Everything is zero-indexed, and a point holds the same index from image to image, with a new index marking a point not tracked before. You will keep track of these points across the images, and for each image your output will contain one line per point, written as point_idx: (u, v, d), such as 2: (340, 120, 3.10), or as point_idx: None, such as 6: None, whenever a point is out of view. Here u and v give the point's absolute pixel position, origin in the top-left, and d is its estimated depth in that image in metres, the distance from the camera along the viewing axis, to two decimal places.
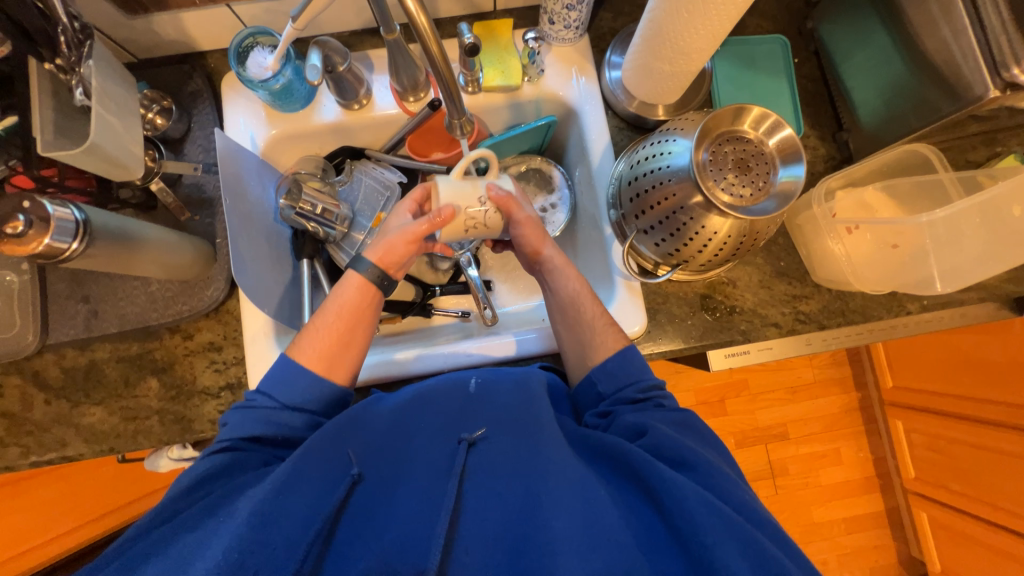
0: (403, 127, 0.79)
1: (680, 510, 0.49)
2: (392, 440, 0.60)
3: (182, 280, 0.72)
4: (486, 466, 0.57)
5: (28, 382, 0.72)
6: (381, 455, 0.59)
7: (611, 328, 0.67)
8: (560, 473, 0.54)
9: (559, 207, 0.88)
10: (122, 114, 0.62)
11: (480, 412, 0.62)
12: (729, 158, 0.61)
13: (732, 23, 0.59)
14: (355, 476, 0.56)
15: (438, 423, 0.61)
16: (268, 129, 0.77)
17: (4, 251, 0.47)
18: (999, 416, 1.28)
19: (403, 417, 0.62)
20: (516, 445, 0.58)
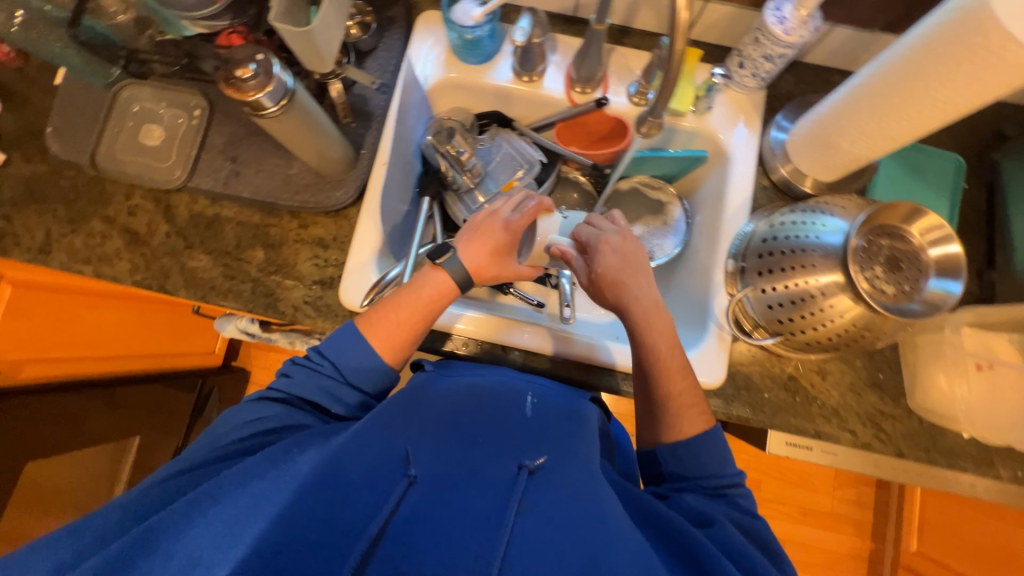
0: (559, 113, 0.82)
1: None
2: (447, 443, 0.59)
3: (321, 175, 0.77)
4: (540, 499, 0.54)
5: (159, 212, 0.78)
6: (436, 453, 0.57)
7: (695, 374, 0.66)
8: (627, 535, 0.50)
9: (672, 237, 0.87)
10: (339, 12, 0.67)
11: (540, 445, 0.61)
12: (882, 253, 0.60)
13: (937, 123, 0.58)
14: (411, 475, 0.54)
15: (493, 439, 0.61)
16: (443, 71, 0.82)
17: (226, 91, 0.53)
18: None
19: (460, 423, 0.62)
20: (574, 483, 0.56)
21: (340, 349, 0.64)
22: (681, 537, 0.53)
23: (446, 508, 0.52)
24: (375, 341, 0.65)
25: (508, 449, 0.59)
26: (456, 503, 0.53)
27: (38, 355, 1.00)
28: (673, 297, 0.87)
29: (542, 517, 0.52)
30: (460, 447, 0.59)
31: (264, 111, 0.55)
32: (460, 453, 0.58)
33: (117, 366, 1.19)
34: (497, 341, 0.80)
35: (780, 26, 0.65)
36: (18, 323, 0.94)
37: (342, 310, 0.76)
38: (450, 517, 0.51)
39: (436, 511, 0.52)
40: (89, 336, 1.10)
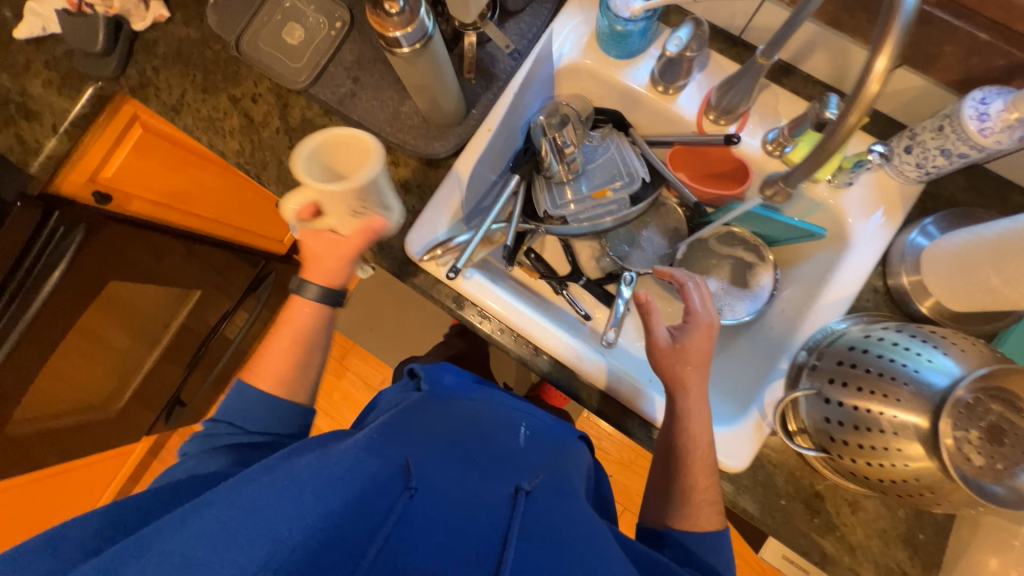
0: (682, 136, 0.76)
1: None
2: (446, 454, 0.60)
3: (428, 122, 0.77)
4: (535, 522, 0.56)
5: (276, 108, 0.82)
6: (436, 463, 0.59)
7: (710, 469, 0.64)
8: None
9: (749, 302, 0.80)
10: None
11: (530, 476, 0.62)
12: (988, 417, 0.51)
13: None
14: (412, 484, 0.54)
15: (486, 456, 0.63)
16: (580, 54, 0.77)
17: (370, 20, 0.54)
18: None
19: (450, 441, 0.63)
20: (564, 507, 0.59)
21: (239, 413, 0.66)
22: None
23: (448, 519, 0.53)
24: (262, 386, 0.68)
25: (495, 469, 0.61)
26: (457, 521, 0.53)
27: (145, 193, 1.12)
28: (723, 364, 0.81)
29: (546, 546, 0.53)
30: (456, 463, 0.60)
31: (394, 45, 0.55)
32: (459, 465, 0.60)
33: (202, 224, 1.31)
34: (531, 340, 0.75)
35: (977, 123, 0.55)
36: (139, 162, 1.05)
37: (400, 256, 0.77)
38: (455, 530, 0.52)
39: (442, 516, 0.53)
40: (189, 191, 1.22)
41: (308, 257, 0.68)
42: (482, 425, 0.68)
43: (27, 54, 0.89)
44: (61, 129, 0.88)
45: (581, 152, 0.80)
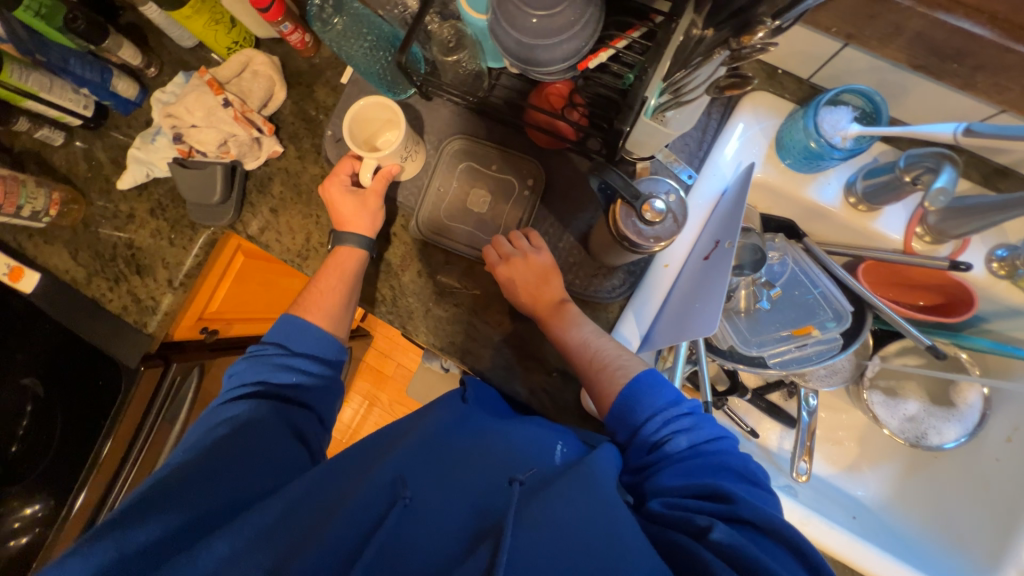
0: (887, 255, 0.67)
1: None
2: (466, 474, 0.52)
3: (595, 260, 0.70)
4: (536, 510, 0.45)
5: (415, 248, 0.75)
6: (428, 474, 0.52)
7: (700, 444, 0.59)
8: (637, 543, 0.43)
9: (958, 425, 0.73)
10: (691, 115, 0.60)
11: (533, 460, 0.54)
12: None
13: None
14: (393, 493, 0.49)
15: (501, 462, 0.53)
16: (761, 168, 0.69)
17: (618, 216, 0.54)
18: None
19: (474, 460, 0.54)
20: (571, 488, 0.47)
21: (291, 332, 0.67)
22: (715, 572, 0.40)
23: (439, 547, 0.45)
24: (307, 315, 0.68)
25: (500, 467, 0.52)
26: (426, 516, 0.48)
27: (244, 315, 1.05)
28: (932, 493, 0.74)
29: (536, 534, 0.43)
30: (471, 471, 0.52)
31: (646, 253, 0.56)
32: (467, 478, 0.52)
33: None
34: None
35: None
36: (239, 289, 0.97)
37: (575, 408, 0.71)
38: (431, 547, 0.45)
39: (431, 537, 0.46)
40: (275, 299, 1.13)
41: (341, 219, 0.71)
42: (512, 435, 0.57)
43: (130, 201, 0.82)
44: (177, 283, 0.81)
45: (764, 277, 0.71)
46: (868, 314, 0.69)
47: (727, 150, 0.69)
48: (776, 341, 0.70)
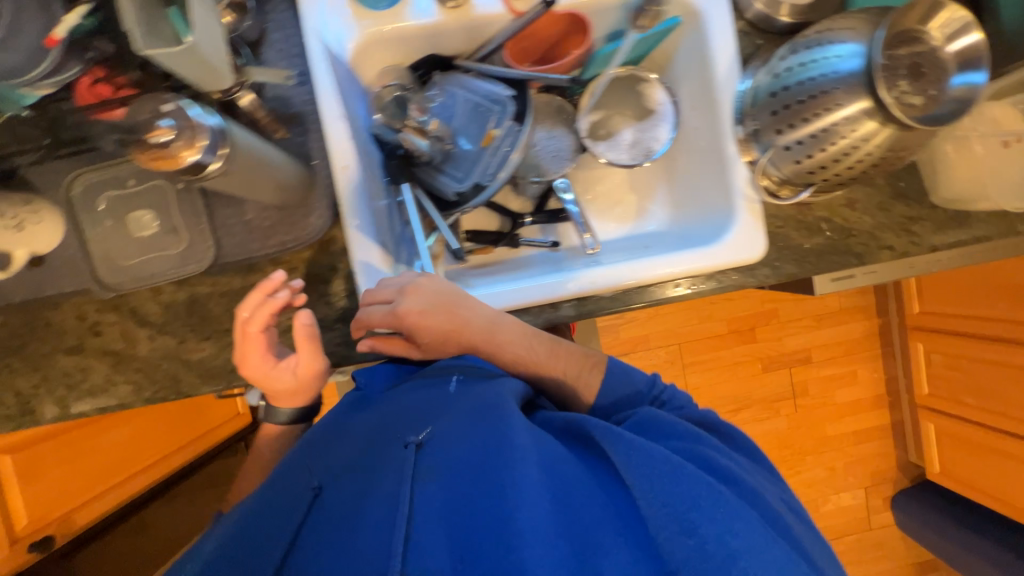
0: (505, 31, 0.70)
1: (664, 491, 0.47)
2: (377, 448, 0.57)
3: (284, 207, 0.66)
4: (436, 460, 0.53)
5: (127, 319, 0.67)
6: (339, 464, 0.58)
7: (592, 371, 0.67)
8: (522, 458, 0.51)
9: (666, 122, 0.81)
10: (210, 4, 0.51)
11: (428, 411, 0.59)
12: (903, 64, 0.56)
13: None
14: (317, 486, 0.57)
15: (402, 424, 0.58)
16: (357, 28, 0.67)
17: (146, 161, 0.41)
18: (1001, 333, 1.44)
19: (378, 430, 0.59)
20: (467, 425, 0.55)
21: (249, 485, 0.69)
22: (610, 441, 0.52)
23: (362, 531, 0.50)
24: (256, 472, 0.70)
25: (396, 430, 0.58)
26: (360, 494, 0.53)
27: (79, 499, 1.02)
28: (687, 186, 0.83)
29: (441, 485, 0.51)
30: (381, 443, 0.58)
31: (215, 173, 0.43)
32: (375, 448, 0.57)
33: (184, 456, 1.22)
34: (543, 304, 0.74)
35: None
36: (45, 483, 0.95)
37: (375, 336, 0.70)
38: (356, 533, 0.50)
39: (346, 522, 0.52)
40: (124, 455, 1.09)
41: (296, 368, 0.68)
42: (402, 395, 0.62)
43: None
44: None
45: (437, 116, 0.71)
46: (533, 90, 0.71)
47: (322, 57, 0.64)
48: (472, 163, 0.70)
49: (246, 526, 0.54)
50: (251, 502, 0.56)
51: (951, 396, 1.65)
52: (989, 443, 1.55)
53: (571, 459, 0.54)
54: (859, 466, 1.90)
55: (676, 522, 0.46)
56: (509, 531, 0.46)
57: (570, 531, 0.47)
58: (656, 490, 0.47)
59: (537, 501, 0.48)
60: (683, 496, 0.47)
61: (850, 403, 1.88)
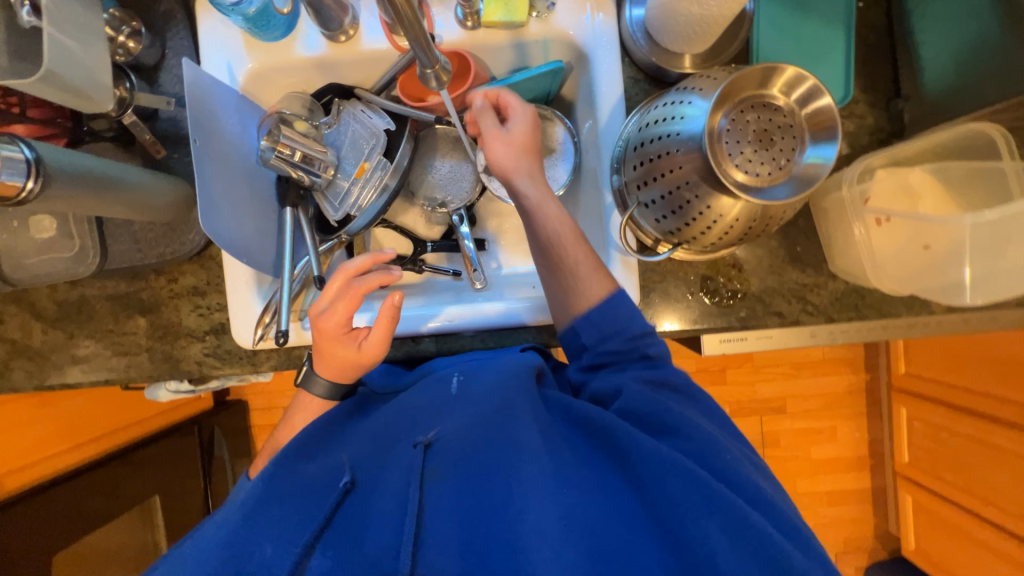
0: (396, 64, 0.72)
1: (672, 490, 0.51)
2: (382, 450, 0.63)
3: (164, 223, 0.71)
4: (445, 461, 0.58)
5: (25, 312, 0.74)
6: (364, 455, 0.62)
7: (597, 273, 0.65)
8: (535, 458, 0.56)
9: (563, 162, 0.79)
10: (82, 37, 0.57)
11: (440, 416, 0.64)
12: (751, 128, 0.52)
13: None
14: (348, 481, 0.59)
15: (407, 426, 0.64)
16: (248, 59, 0.71)
17: None
18: (987, 408, 1.30)
19: (383, 432, 0.65)
20: (484, 430, 0.60)
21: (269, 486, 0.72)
22: (621, 438, 0.55)
23: (387, 520, 0.55)
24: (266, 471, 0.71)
25: (411, 432, 0.63)
26: (368, 489, 0.58)
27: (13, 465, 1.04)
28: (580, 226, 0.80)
29: (455, 482, 0.56)
30: (387, 445, 0.63)
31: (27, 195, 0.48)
32: (389, 449, 0.62)
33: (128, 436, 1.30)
34: (407, 335, 0.76)
35: None
36: None
37: (243, 351, 0.74)
38: (386, 518, 0.55)
39: (391, 508, 0.55)
40: (68, 428, 1.16)
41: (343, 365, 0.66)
42: (403, 399, 0.69)
43: None
44: None
45: (328, 145, 0.75)
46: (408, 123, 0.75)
47: (194, 153, 0.61)
48: (348, 190, 0.74)
49: (237, 516, 0.55)
50: (258, 489, 0.57)
51: (933, 469, 1.50)
52: (972, 527, 1.39)
53: (582, 461, 0.57)
54: (833, 531, 1.74)
55: (733, 540, 0.48)
56: (512, 531, 0.51)
57: (570, 524, 0.51)
58: (693, 515, 0.49)
59: (541, 503, 0.52)
60: (684, 493, 0.50)
61: (828, 460, 1.72)
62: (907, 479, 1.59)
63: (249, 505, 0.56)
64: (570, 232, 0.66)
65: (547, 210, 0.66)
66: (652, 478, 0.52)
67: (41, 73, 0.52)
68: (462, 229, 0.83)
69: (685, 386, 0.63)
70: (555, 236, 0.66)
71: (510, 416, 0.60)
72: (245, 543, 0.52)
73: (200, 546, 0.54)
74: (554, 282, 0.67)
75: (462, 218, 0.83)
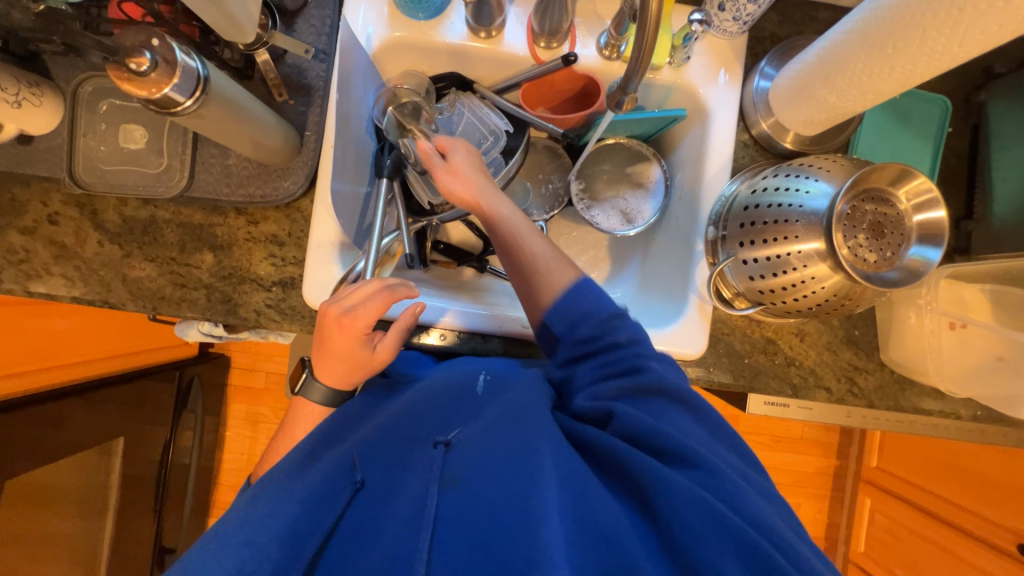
0: (524, 72, 0.73)
1: (688, 519, 0.43)
2: (400, 443, 0.58)
3: (262, 163, 0.69)
4: (463, 465, 0.52)
5: (85, 219, 0.70)
6: (381, 455, 0.58)
7: (568, 266, 0.61)
8: (552, 466, 0.48)
9: (652, 200, 0.83)
10: None
11: (459, 420, 0.59)
12: (867, 219, 0.57)
13: (905, 86, 0.56)
14: (359, 479, 0.56)
15: (430, 426, 0.59)
16: (389, 30, 0.71)
17: (122, 86, 0.43)
18: (952, 515, 1.38)
19: (398, 428, 0.60)
20: (498, 434, 0.54)
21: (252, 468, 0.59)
22: (650, 469, 0.47)
23: (396, 520, 0.49)
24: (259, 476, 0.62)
25: (431, 432, 0.58)
26: (380, 492, 0.55)
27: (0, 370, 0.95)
28: (655, 262, 0.83)
29: (466, 486, 0.49)
30: (405, 442, 0.59)
31: (183, 111, 0.47)
32: (405, 450, 0.58)
33: (111, 366, 1.22)
34: (476, 331, 0.76)
35: None
36: None
37: (307, 312, 0.72)
38: (395, 521, 0.49)
39: (404, 509, 0.50)
40: (62, 345, 1.08)
41: (353, 365, 0.64)
42: (428, 387, 0.64)
43: None
44: None
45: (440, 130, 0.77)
46: (526, 129, 0.78)
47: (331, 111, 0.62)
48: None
49: (255, 510, 0.53)
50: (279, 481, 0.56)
51: (884, 562, 1.58)
52: None
53: (611, 490, 0.49)
54: None
55: None
56: (526, 535, 0.42)
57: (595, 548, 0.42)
58: (723, 557, 0.41)
59: (559, 513, 0.44)
60: (702, 524, 0.43)
61: None
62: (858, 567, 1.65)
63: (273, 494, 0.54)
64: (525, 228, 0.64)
65: (496, 209, 0.64)
66: (672, 523, 0.44)
67: None
68: None
69: (708, 417, 0.55)
70: (516, 236, 0.63)
71: (530, 420, 0.54)
72: (260, 541, 0.50)
73: (218, 533, 0.52)
74: (527, 291, 0.64)
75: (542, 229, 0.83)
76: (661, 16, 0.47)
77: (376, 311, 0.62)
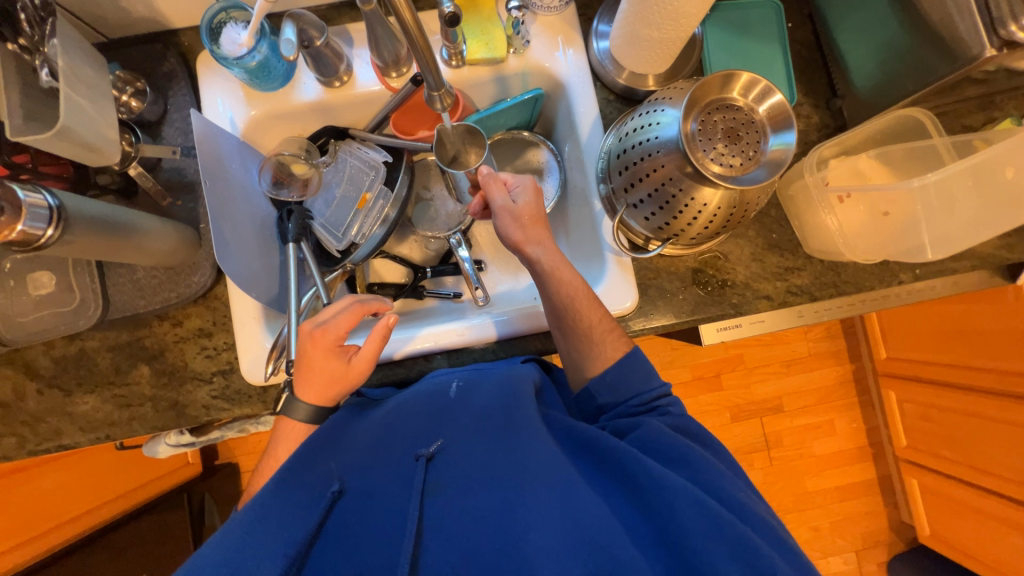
0: (387, 104, 0.77)
1: (676, 508, 0.49)
2: (379, 454, 0.61)
3: (168, 267, 0.71)
4: (448, 474, 0.58)
5: (20, 373, 0.72)
6: (358, 465, 0.60)
7: (614, 335, 0.68)
8: (540, 474, 0.54)
9: (550, 177, 0.86)
10: (93, 96, 0.60)
11: (439, 429, 0.63)
12: (719, 127, 0.60)
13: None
14: (338, 488, 0.58)
15: (411, 435, 0.63)
16: (247, 109, 0.75)
17: None
18: (971, 380, 1.36)
19: (378, 445, 0.62)
20: (484, 448, 0.59)
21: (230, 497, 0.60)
22: (630, 463, 0.54)
23: (384, 530, 0.54)
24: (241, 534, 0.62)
25: (411, 441, 0.62)
26: (359, 501, 0.57)
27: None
28: (574, 236, 0.84)
29: (454, 496, 0.55)
30: (384, 451, 0.61)
31: (48, 241, 0.50)
32: (388, 459, 0.60)
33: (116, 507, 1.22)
34: (417, 355, 0.77)
35: None
36: None
37: (252, 390, 0.73)
38: (381, 531, 0.54)
39: (394, 518, 0.54)
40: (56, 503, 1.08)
41: (330, 381, 0.62)
42: (406, 403, 0.67)
43: None
44: None
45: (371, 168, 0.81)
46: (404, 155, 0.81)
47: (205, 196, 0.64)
48: (350, 223, 0.79)
49: (235, 529, 0.52)
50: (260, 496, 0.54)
51: (930, 448, 1.54)
52: (977, 499, 1.42)
53: (589, 480, 0.56)
54: (850, 527, 1.71)
55: (738, 563, 0.46)
56: (518, 541, 0.50)
57: (581, 546, 0.49)
58: (706, 541, 0.47)
59: (549, 517, 0.51)
60: (692, 513, 0.48)
61: (833, 454, 1.71)
62: (910, 462, 1.61)
63: (255, 512, 0.52)
64: (584, 295, 0.68)
65: (561, 277, 0.68)
66: (656, 506, 0.51)
67: (56, 128, 0.54)
68: (458, 249, 0.84)
69: (705, 438, 0.63)
70: (569, 301, 0.68)
71: (517, 433, 0.59)
72: (245, 556, 0.50)
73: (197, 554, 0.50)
74: (567, 343, 0.70)
75: (459, 240, 0.85)
76: (423, 28, 0.50)
77: (348, 321, 0.62)
